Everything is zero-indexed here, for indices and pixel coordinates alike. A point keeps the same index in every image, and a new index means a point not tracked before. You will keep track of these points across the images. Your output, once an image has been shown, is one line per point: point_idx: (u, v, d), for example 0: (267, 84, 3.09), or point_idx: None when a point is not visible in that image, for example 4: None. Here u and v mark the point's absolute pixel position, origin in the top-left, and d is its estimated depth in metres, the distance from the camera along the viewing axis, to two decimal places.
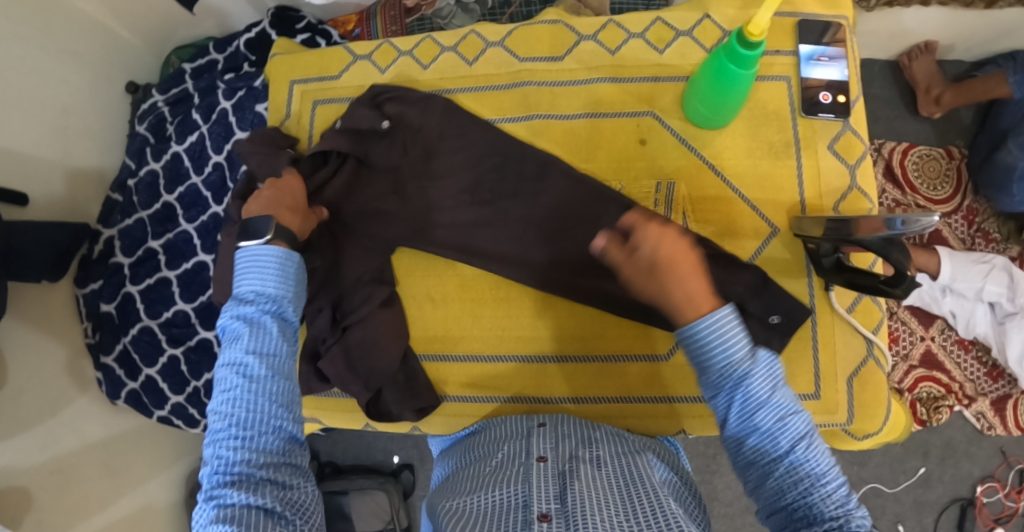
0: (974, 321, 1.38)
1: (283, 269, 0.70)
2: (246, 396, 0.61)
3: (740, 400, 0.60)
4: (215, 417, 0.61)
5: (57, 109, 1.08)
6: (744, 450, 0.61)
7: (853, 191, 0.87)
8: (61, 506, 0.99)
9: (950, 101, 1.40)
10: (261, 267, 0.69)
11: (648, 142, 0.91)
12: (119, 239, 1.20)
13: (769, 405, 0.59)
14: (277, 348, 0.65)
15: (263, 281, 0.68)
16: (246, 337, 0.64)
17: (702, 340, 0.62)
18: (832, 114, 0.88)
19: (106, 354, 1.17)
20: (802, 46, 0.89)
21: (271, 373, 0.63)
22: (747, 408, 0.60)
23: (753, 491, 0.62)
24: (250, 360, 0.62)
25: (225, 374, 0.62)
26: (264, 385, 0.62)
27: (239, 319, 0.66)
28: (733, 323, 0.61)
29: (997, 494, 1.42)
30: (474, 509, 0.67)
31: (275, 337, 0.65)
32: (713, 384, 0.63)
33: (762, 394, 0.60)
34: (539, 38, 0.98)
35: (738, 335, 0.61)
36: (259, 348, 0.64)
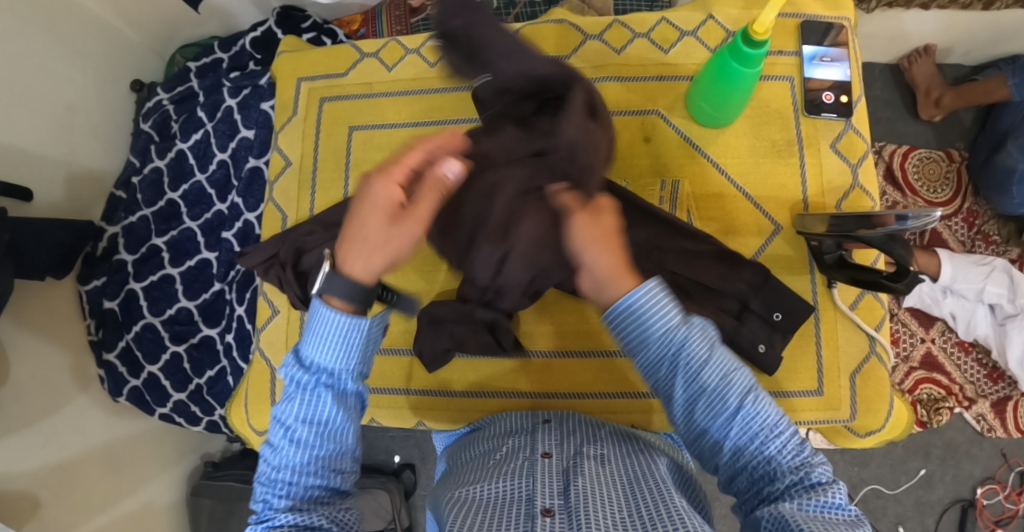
0: (975, 323, 1.38)
1: (348, 339, 0.61)
2: (295, 462, 0.60)
3: (687, 371, 0.59)
4: (265, 467, 0.62)
5: (61, 107, 1.09)
6: (694, 421, 0.60)
7: (854, 190, 0.88)
8: (62, 503, 1.00)
9: (948, 103, 1.42)
10: (321, 333, 0.60)
11: (652, 140, 0.92)
12: (123, 236, 1.20)
13: (714, 367, 0.58)
14: (330, 420, 0.61)
15: (320, 347, 0.61)
16: (299, 402, 0.61)
17: (637, 316, 0.59)
18: (835, 113, 0.89)
19: (109, 351, 1.17)
20: (805, 47, 0.90)
21: (319, 445, 0.61)
22: (690, 379, 0.58)
23: (711, 458, 0.61)
24: (299, 429, 0.60)
25: (277, 432, 0.62)
26: (311, 455, 0.61)
27: (294, 381, 0.62)
28: (658, 292, 0.59)
29: (997, 496, 1.42)
30: (478, 502, 0.68)
31: (330, 412, 0.61)
32: (652, 360, 0.61)
33: (702, 359, 0.58)
34: (545, 36, 0.97)
35: (667, 305, 0.59)
36: (309, 417, 0.61)
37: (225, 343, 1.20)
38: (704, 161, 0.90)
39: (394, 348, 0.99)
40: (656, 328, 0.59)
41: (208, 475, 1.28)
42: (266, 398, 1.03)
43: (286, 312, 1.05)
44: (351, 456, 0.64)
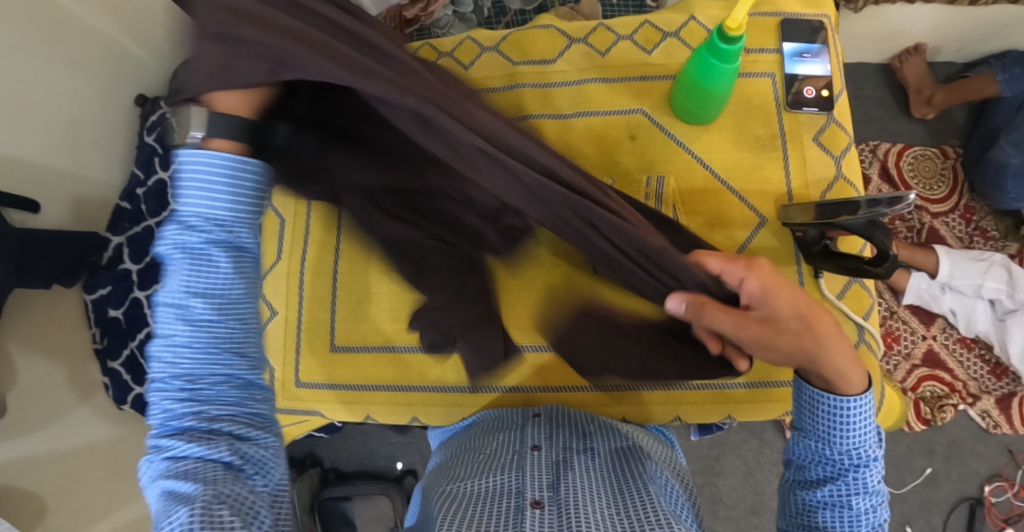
0: (975, 318, 1.38)
1: (234, 184, 0.56)
2: (188, 338, 0.55)
3: (848, 483, 0.65)
4: (159, 366, 0.56)
5: (66, 119, 1.12)
6: (813, 517, 0.66)
7: (838, 180, 0.89)
8: (67, 507, 1.03)
9: (941, 100, 1.43)
10: (208, 183, 0.55)
11: (638, 138, 0.94)
12: (128, 246, 1.24)
13: (866, 496, 0.64)
14: (225, 286, 0.56)
15: (197, 196, 0.55)
16: (185, 272, 0.54)
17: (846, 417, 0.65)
18: (816, 107, 0.91)
19: (113, 359, 1.19)
20: (786, 44, 0.92)
21: (219, 316, 0.56)
22: (848, 489, 0.64)
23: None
24: (191, 304, 0.55)
25: (163, 313, 0.55)
26: (210, 334, 0.55)
27: (181, 249, 0.55)
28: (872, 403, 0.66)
29: (1006, 494, 1.41)
30: (469, 494, 0.69)
31: (224, 273, 0.55)
32: (825, 449, 0.66)
33: (868, 484, 0.65)
34: (532, 41, 1.00)
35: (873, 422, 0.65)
36: (200, 284, 0.55)
37: None
38: (688, 157, 0.92)
39: (389, 346, 0.99)
40: (850, 436, 0.65)
41: None
42: None
43: (286, 312, 1.04)
44: (254, 337, 0.59)
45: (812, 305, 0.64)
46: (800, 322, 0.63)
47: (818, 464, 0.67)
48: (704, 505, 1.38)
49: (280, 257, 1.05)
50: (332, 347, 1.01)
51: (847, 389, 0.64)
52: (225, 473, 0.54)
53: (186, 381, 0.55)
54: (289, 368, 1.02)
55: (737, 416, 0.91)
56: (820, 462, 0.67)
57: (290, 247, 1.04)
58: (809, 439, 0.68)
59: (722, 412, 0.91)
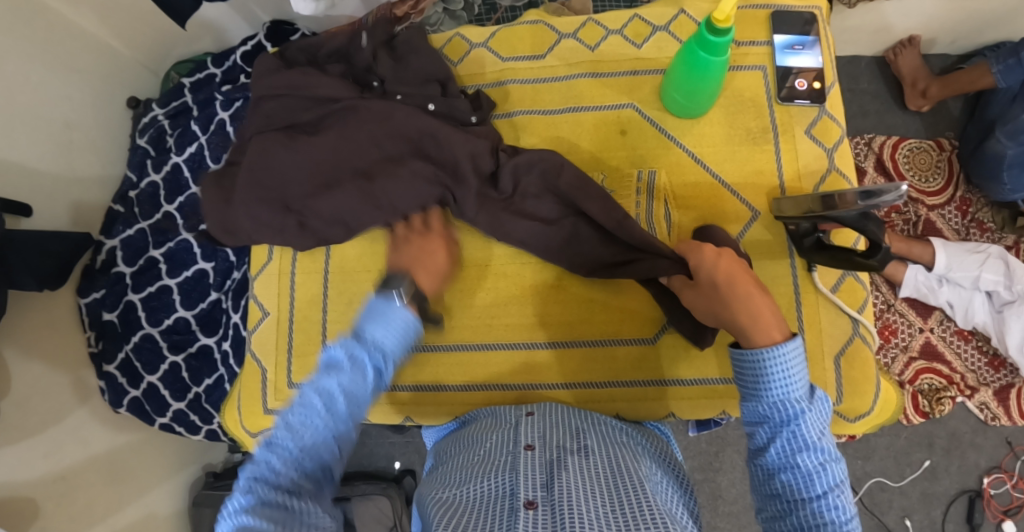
0: (972, 310, 1.37)
1: (403, 332, 0.68)
2: (321, 422, 0.61)
3: (789, 436, 0.63)
4: (282, 429, 0.61)
5: (60, 123, 1.12)
6: (773, 483, 0.64)
7: (831, 173, 0.89)
8: (63, 513, 1.01)
9: (936, 93, 1.42)
10: (390, 323, 0.67)
11: (629, 133, 0.93)
12: (121, 249, 1.22)
13: (811, 446, 0.62)
14: (363, 399, 0.64)
15: (379, 330, 0.67)
16: (344, 374, 0.64)
17: (769, 370, 0.65)
18: (809, 99, 0.90)
19: (109, 362, 1.19)
20: (777, 36, 0.91)
21: (348, 416, 0.63)
22: (790, 446, 0.63)
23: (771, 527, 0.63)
24: (336, 395, 0.62)
25: (309, 392, 0.63)
26: (336, 424, 0.62)
27: (348, 354, 0.65)
28: (797, 354, 0.65)
29: (1005, 486, 1.41)
30: (463, 500, 0.68)
31: (367, 390, 0.65)
32: (760, 411, 0.66)
33: (810, 437, 0.62)
34: (521, 37, 0.99)
35: (802, 375, 0.64)
36: (349, 388, 0.63)
37: (222, 351, 1.21)
38: (680, 151, 0.91)
39: None
40: (777, 392, 0.65)
41: (210, 485, 1.31)
42: (256, 399, 1.02)
43: (278, 313, 1.03)
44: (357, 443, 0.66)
45: (744, 276, 0.73)
46: (725, 288, 0.73)
47: (762, 423, 0.66)
48: (704, 502, 1.38)
49: (271, 258, 1.05)
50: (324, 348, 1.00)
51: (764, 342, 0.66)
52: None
53: (299, 450, 0.59)
54: (281, 369, 1.02)
55: (732, 411, 0.90)
56: (761, 421, 0.66)
57: (281, 248, 1.04)
58: (749, 401, 0.67)
59: (717, 408, 0.90)
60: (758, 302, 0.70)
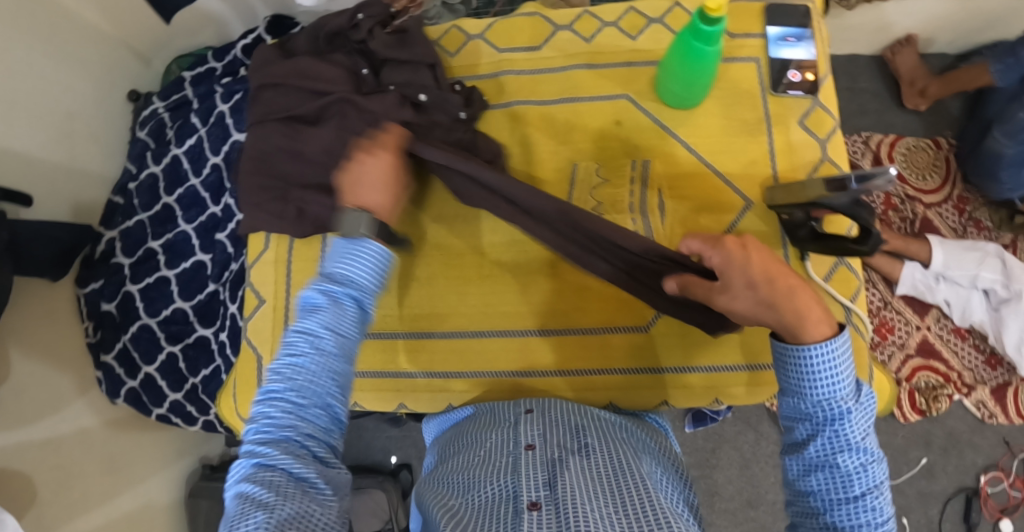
0: (969, 308, 1.38)
1: (376, 264, 0.67)
2: (311, 362, 0.59)
3: (830, 440, 0.63)
4: (273, 377, 0.58)
5: (61, 114, 1.13)
6: (809, 480, 0.64)
7: (824, 163, 0.89)
8: (60, 501, 1.02)
9: (935, 92, 1.43)
10: (359, 255, 0.66)
11: (623, 123, 0.94)
12: (120, 240, 1.23)
13: (851, 451, 0.62)
14: (350, 334, 0.63)
15: (352, 268, 0.65)
16: (324, 312, 0.62)
17: (816, 369, 0.63)
18: (802, 91, 0.91)
19: (107, 352, 1.19)
20: (770, 28, 0.92)
21: (340, 352, 0.61)
22: (834, 446, 0.63)
23: (800, 520, 0.65)
24: (322, 334, 0.60)
25: (294, 337, 0.60)
26: (331, 363, 0.60)
27: (323, 294, 0.63)
28: (846, 351, 0.63)
29: (1002, 484, 1.40)
30: (467, 505, 0.69)
31: (351, 323, 0.63)
32: (803, 408, 0.65)
33: (853, 438, 0.63)
34: (517, 29, 1.00)
35: (849, 374, 0.63)
36: (333, 325, 0.61)
37: (219, 342, 1.22)
38: (674, 141, 0.92)
39: (376, 333, 0.98)
40: (823, 391, 0.63)
41: (207, 476, 1.31)
42: (251, 386, 1.03)
43: (273, 301, 1.04)
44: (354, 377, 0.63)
45: (781, 268, 0.65)
46: (766, 284, 0.64)
47: (801, 422, 0.66)
48: (701, 498, 1.38)
49: (268, 247, 1.05)
50: None
51: (808, 337, 0.63)
52: (298, 487, 0.52)
53: (296, 398, 0.57)
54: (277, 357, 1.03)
55: (725, 398, 0.90)
56: (800, 420, 0.65)
57: (277, 237, 1.04)
58: (790, 396, 0.66)
59: (710, 396, 0.90)
60: (805, 299, 0.63)
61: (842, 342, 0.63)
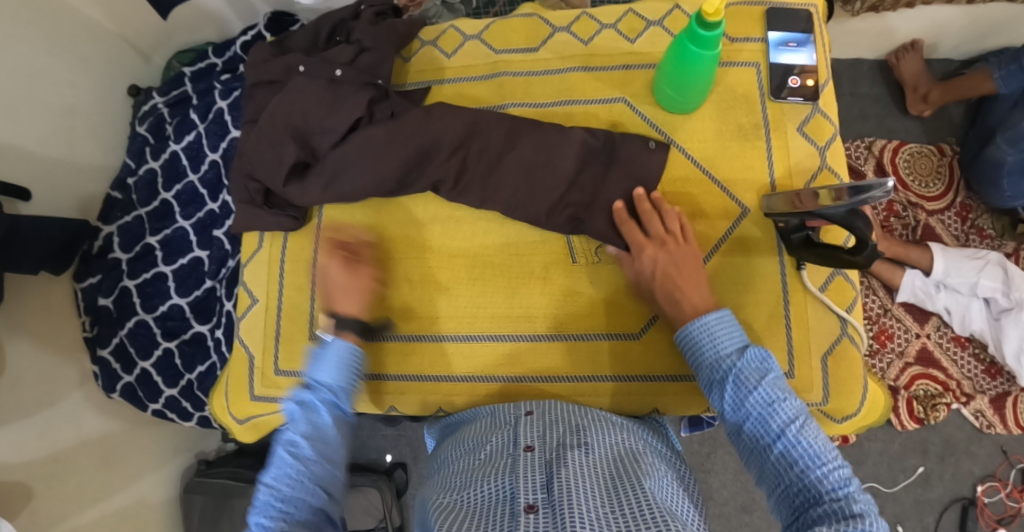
0: (969, 317, 1.36)
1: (344, 362, 0.82)
2: (292, 472, 0.70)
3: (733, 391, 0.67)
4: (263, 488, 0.70)
5: (61, 110, 1.12)
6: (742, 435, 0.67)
7: (822, 171, 0.88)
8: (54, 496, 1.01)
9: (936, 98, 1.42)
10: (326, 362, 0.81)
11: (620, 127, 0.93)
12: (118, 235, 1.22)
13: (758, 394, 0.65)
14: (329, 436, 0.75)
15: (322, 373, 0.81)
16: (302, 421, 0.75)
17: (699, 341, 0.73)
18: (802, 97, 0.90)
19: (103, 346, 1.19)
20: (771, 33, 0.91)
21: (318, 456, 0.72)
22: (736, 397, 0.67)
23: (760, 481, 0.65)
24: (301, 440, 0.73)
25: (279, 449, 0.73)
26: (309, 465, 0.71)
27: (300, 402, 0.77)
28: (718, 324, 0.72)
29: (999, 494, 1.39)
30: (465, 505, 0.68)
31: (327, 424, 0.76)
32: (707, 380, 0.72)
33: (751, 386, 0.66)
34: (515, 30, 0.99)
35: (725, 336, 0.71)
36: (312, 433, 0.74)
37: (215, 339, 1.22)
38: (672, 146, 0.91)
39: (368, 334, 0.98)
40: (710, 356, 0.72)
41: (202, 472, 1.31)
42: (243, 385, 1.03)
43: (266, 301, 1.04)
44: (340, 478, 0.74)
45: (684, 269, 0.81)
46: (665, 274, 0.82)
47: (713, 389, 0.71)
48: None
49: (261, 246, 1.05)
50: (311, 335, 1.00)
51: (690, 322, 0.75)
52: None
53: (283, 501, 0.69)
54: (268, 356, 1.02)
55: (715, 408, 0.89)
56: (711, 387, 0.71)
57: (271, 236, 1.04)
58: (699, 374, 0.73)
59: (701, 404, 0.89)
60: (691, 293, 0.80)
61: (714, 316, 0.73)
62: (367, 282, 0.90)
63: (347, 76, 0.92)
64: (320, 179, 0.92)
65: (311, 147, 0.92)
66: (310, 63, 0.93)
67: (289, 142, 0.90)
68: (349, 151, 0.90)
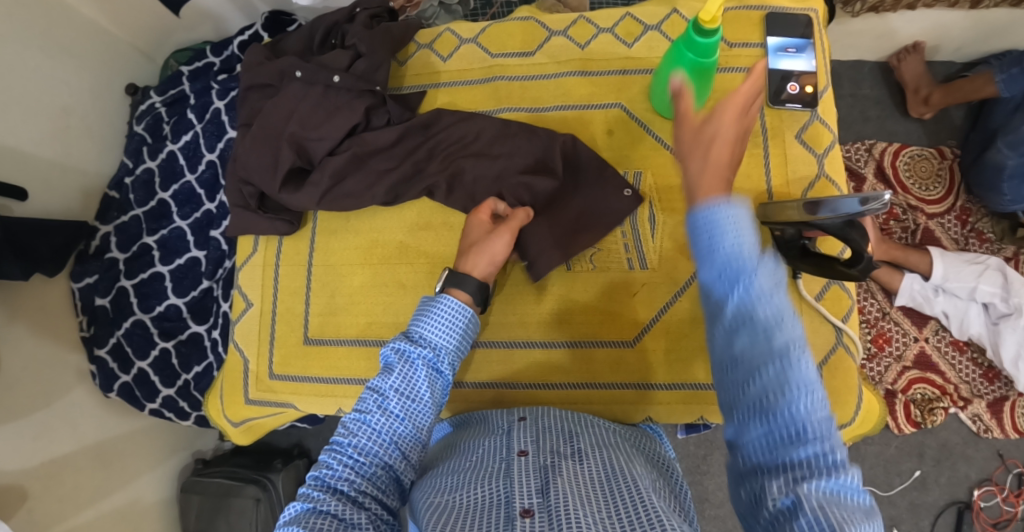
0: (968, 321, 1.36)
1: (455, 323, 0.76)
2: (375, 426, 0.69)
3: (741, 303, 0.49)
4: (344, 429, 0.69)
5: (57, 109, 1.12)
6: (733, 360, 0.49)
7: (820, 180, 0.87)
8: (50, 495, 1.02)
9: (938, 101, 1.40)
10: (438, 316, 0.76)
11: (616, 133, 0.93)
12: (115, 235, 1.22)
13: (770, 318, 0.48)
14: (419, 395, 0.72)
15: (430, 328, 0.75)
16: (397, 373, 0.72)
17: (711, 225, 0.51)
18: (800, 104, 0.89)
19: (100, 346, 1.19)
20: (770, 38, 0.90)
21: (405, 416, 0.70)
22: (743, 306, 0.49)
23: (729, 410, 0.50)
24: (390, 395, 0.71)
25: (367, 396, 0.71)
26: (394, 424, 0.69)
27: (399, 352, 0.74)
28: (740, 214, 0.51)
29: (995, 499, 1.39)
30: (457, 506, 0.66)
31: (421, 383, 0.72)
32: (711, 275, 0.51)
33: (767, 295, 0.49)
34: (511, 34, 0.99)
35: (746, 225, 0.51)
36: (402, 388, 0.71)
37: (212, 339, 1.22)
38: (667, 153, 0.91)
39: (362, 339, 0.97)
40: (724, 246, 0.50)
41: (198, 471, 1.31)
42: (239, 389, 1.03)
43: (261, 304, 1.04)
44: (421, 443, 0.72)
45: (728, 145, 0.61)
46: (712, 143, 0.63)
47: (710, 288, 0.51)
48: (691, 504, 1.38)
49: (257, 250, 1.04)
50: (305, 340, 1.00)
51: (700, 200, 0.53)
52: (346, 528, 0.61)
53: (357, 453, 0.67)
54: (263, 360, 1.02)
55: (710, 417, 0.89)
56: (708, 285, 0.51)
57: (266, 240, 1.04)
58: (698, 262, 0.52)
59: (695, 413, 0.89)
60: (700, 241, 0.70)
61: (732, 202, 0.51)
62: (504, 250, 0.83)
63: (345, 82, 0.92)
64: (316, 188, 0.91)
65: (307, 154, 0.93)
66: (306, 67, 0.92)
67: (285, 147, 0.90)
68: (346, 158, 0.91)
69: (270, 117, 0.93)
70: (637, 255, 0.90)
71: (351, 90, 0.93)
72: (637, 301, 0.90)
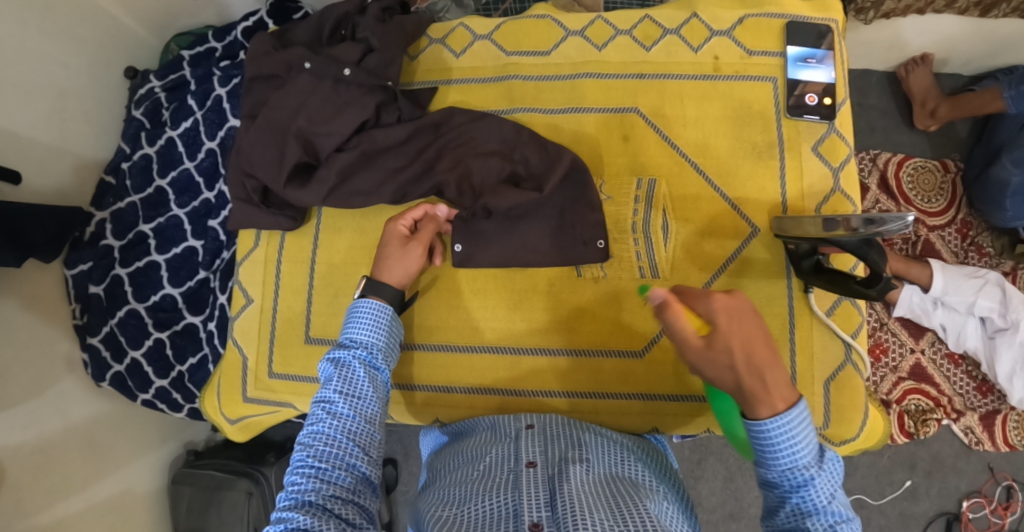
0: (964, 335, 1.36)
1: (378, 320, 0.79)
2: (326, 431, 0.69)
3: (799, 507, 0.65)
4: (299, 448, 0.69)
5: (52, 91, 1.08)
6: None
7: (835, 193, 0.87)
8: (39, 487, 1.00)
9: (944, 114, 1.40)
10: (358, 318, 0.78)
11: (631, 139, 0.91)
12: (111, 222, 1.18)
13: (823, 516, 0.63)
14: (363, 392, 0.73)
15: (356, 330, 0.78)
16: (336, 378, 0.74)
17: (775, 445, 0.65)
18: (818, 115, 0.88)
19: (93, 335, 1.16)
20: (791, 48, 0.89)
21: (354, 414, 0.71)
22: (800, 510, 0.64)
23: None
24: (335, 399, 0.72)
25: (314, 411, 0.72)
26: (346, 424, 0.70)
27: (334, 362, 0.76)
28: (804, 428, 0.65)
29: (983, 510, 1.40)
30: (466, 519, 0.65)
31: (362, 381, 0.74)
32: (776, 482, 0.66)
33: (819, 503, 0.64)
34: (526, 32, 0.97)
35: (807, 441, 0.65)
36: (345, 388, 0.73)
37: (207, 331, 1.21)
38: (683, 161, 0.90)
39: None
40: (787, 463, 0.65)
41: (189, 463, 1.30)
42: (236, 386, 1.01)
43: (262, 301, 1.02)
44: (378, 438, 0.73)
45: (758, 338, 0.66)
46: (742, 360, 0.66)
47: (775, 489, 0.67)
48: None
49: (258, 245, 1.02)
50: (307, 339, 0.98)
51: (762, 414, 0.65)
52: None
53: (315, 462, 0.67)
54: (262, 358, 1.01)
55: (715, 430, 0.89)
56: (774, 487, 0.67)
57: (268, 234, 1.02)
58: (761, 468, 0.68)
59: (702, 425, 0.89)
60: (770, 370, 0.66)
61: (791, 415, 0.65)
62: (420, 263, 0.86)
63: (356, 77, 0.89)
64: (322, 184, 0.89)
65: (313, 149, 0.90)
66: (314, 62, 0.90)
67: (291, 142, 0.88)
68: (354, 155, 0.89)
69: (277, 109, 0.90)
70: (650, 263, 0.89)
71: (362, 85, 0.91)
72: (646, 312, 0.90)
